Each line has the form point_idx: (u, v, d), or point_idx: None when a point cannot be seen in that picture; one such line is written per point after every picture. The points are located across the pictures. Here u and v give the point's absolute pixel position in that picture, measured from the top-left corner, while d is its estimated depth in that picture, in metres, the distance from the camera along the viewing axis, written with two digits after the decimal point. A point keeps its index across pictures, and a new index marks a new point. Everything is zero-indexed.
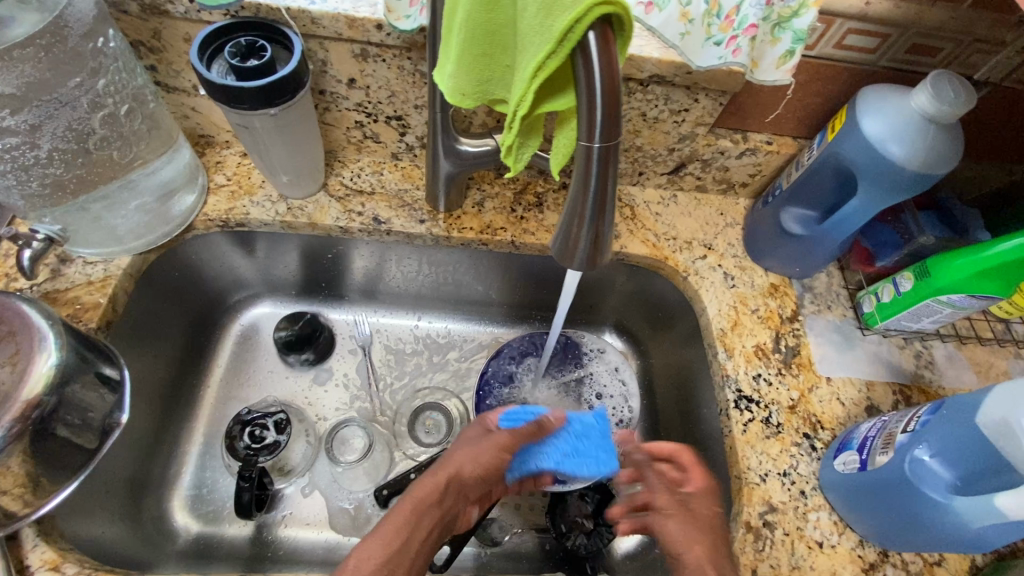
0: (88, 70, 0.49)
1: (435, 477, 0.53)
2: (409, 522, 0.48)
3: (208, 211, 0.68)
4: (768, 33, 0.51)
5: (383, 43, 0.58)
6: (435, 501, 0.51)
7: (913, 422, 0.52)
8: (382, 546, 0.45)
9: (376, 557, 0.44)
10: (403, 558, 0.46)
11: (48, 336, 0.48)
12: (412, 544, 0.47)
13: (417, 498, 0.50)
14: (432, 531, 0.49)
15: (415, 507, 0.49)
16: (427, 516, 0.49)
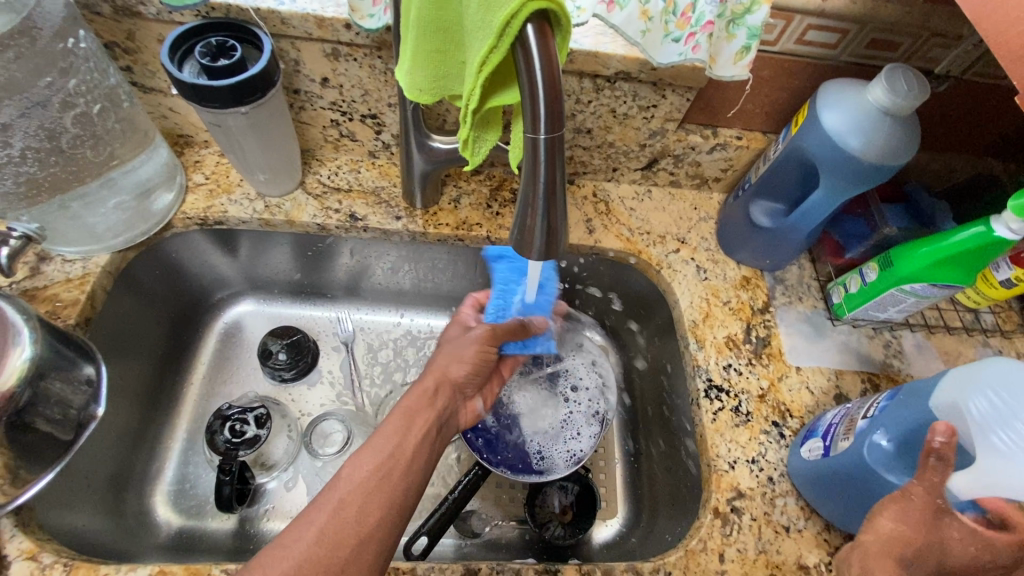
0: (59, 71, 0.50)
1: (421, 389, 0.60)
2: (401, 430, 0.55)
3: (187, 209, 0.69)
4: (724, 30, 0.52)
5: (353, 43, 0.59)
6: (429, 407, 0.59)
7: (872, 408, 0.54)
8: (374, 453, 0.52)
9: (368, 464, 0.51)
10: (398, 456, 0.53)
11: (23, 331, 0.49)
12: (407, 445, 0.54)
13: (408, 407, 0.57)
14: (429, 433, 0.57)
15: (405, 413, 0.57)
16: (420, 420, 0.57)
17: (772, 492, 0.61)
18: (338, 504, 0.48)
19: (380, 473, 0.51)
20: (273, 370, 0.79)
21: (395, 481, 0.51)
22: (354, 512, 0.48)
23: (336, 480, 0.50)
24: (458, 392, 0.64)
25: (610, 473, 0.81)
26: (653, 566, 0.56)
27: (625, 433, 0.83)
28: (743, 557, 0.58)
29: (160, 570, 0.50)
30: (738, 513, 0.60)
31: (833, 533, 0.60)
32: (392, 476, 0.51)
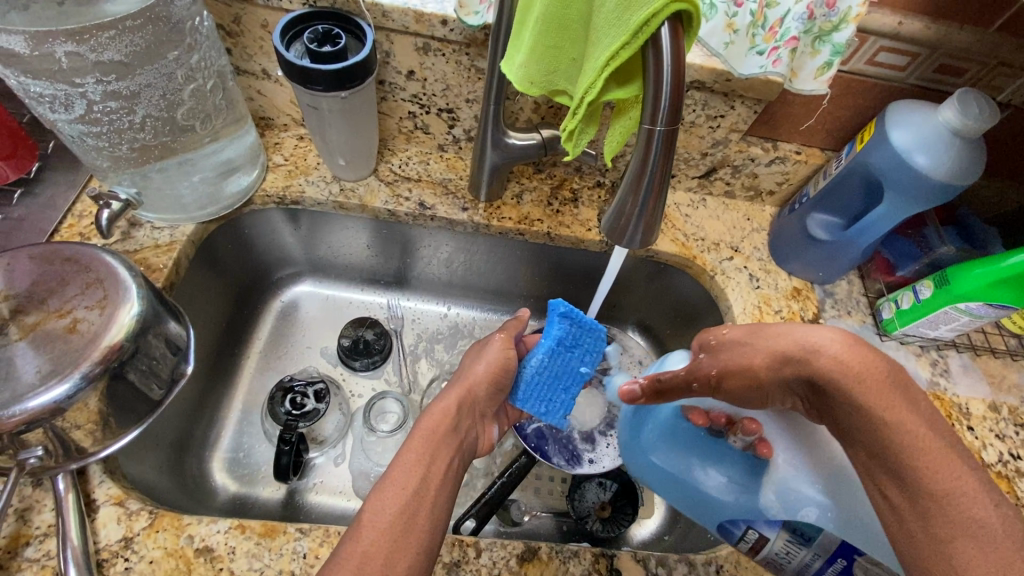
0: (185, 46, 0.53)
1: (437, 415, 0.58)
2: (424, 460, 0.53)
3: (267, 187, 0.72)
4: (809, 45, 0.55)
5: (445, 38, 0.63)
6: (449, 433, 0.57)
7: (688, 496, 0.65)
8: (399, 489, 0.49)
9: (391, 507, 0.48)
10: (426, 490, 0.50)
11: (131, 287, 0.52)
12: (431, 480, 0.52)
13: (426, 433, 0.56)
14: (449, 462, 0.55)
15: (426, 442, 0.55)
16: (440, 450, 0.55)
17: None
18: (363, 556, 0.44)
19: (405, 513, 0.48)
20: (364, 361, 0.82)
21: (422, 520, 0.48)
22: (384, 555, 0.45)
23: (360, 525, 0.47)
24: (478, 413, 0.63)
25: None
26: (706, 559, 0.57)
27: None
28: None
29: (239, 524, 0.52)
30: None
31: None
32: (418, 518, 0.48)
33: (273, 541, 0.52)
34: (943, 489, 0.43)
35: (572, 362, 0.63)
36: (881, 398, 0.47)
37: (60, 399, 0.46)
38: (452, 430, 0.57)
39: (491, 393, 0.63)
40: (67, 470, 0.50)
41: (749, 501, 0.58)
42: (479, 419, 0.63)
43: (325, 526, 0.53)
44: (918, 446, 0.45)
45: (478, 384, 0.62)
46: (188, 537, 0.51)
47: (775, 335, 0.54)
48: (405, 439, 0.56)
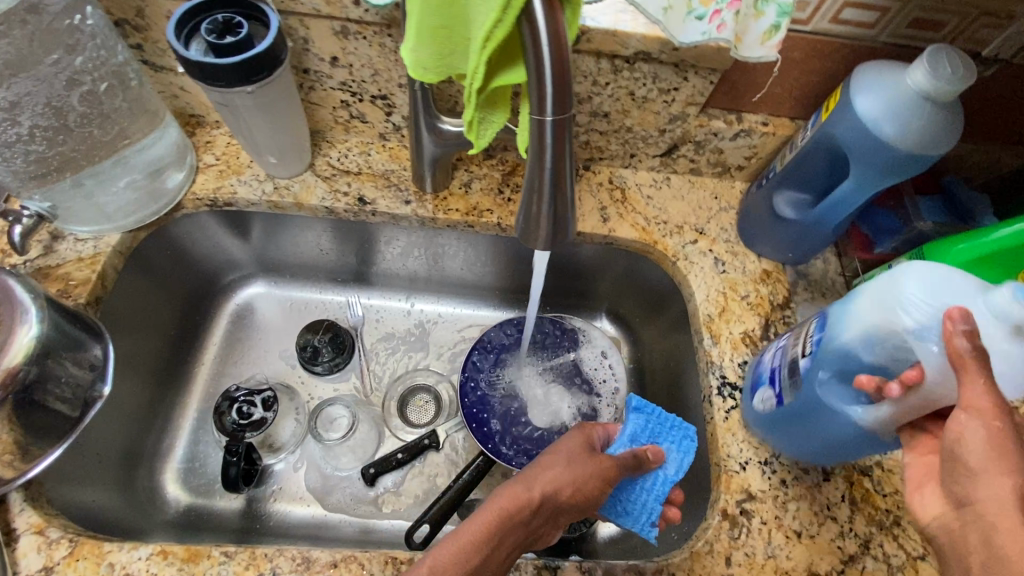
0: (65, 47, 0.50)
1: (529, 492, 0.51)
2: (489, 540, 0.47)
3: (197, 189, 0.69)
4: (752, 6, 0.49)
5: (362, 20, 0.58)
6: (525, 519, 0.50)
7: (809, 343, 0.54)
8: (454, 559, 0.45)
9: (451, 570, 0.45)
10: (478, 575, 0.46)
11: (30, 310, 0.49)
12: (493, 557, 0.47)
13: (505, 509, 0.49)
14: (513, 547, 0.49)
15: (498, 524, 0.48)
16: (511, 536, 0.48)
17: (784, 496, 0.59)
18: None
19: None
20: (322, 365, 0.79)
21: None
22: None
23: (415, 575, 0.44)
24: (560, 513, 0.53)
25: None
26: (656, 566, 0.55)
27: None
28: (751, 561, 0.56)
29: (162, 549, 0.50)
30: (748, 516, 0.58)
31: (846, 540, 0.57)
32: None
33: (197, 565, 0.50)
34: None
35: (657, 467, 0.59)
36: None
37: None
38: (531, 521, 0.50)
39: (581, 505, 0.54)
40: None
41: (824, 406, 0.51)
42: (557, 521, 0.53)
43: (253, 548, 0.51)
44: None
45: (566, 475, 0.53)
46: (110, 565, 0.49)
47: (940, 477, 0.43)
48: (478, 507, 0.49)
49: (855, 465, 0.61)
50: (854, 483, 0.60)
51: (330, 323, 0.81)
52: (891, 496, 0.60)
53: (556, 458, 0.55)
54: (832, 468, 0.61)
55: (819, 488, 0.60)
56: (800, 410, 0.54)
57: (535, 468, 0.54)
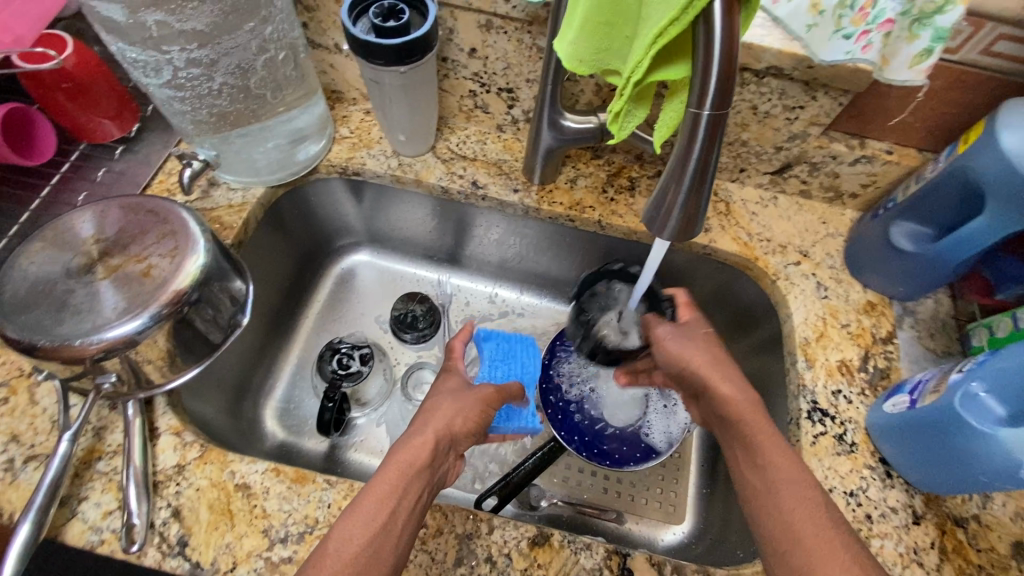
0: (260, 18, 0.57)
1: (421, 439, 0.53)
2: (392, 496, 0.48)
3: (332, 157, 0.76)
4: (906, 29, 0.48)
5: (507, 16, 0.62)
6: (425, 466, 0.51)
7: (970, 363, 0.53)
8: (364, 526, 0.46)
9: (358, 538, 0.45)
10: (389, 532, 0.46)
11: (200, 242, 0.56)
12: (399, 514, 0.47)
13: (403, 463, 0.50)
14: (420, 495, 0.50)
15: (401, 474, 0.49)
16: (414, 482, 0.50)
17: (868, 531, 0.57)
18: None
19: (370, 549, 0.45)
20: (412, 333, 0.85)
21: (387, 555, 0.45)
22: None
23: (322, 556, 0.44)
24: (452, 451, 0.56)
25: (684, 479, 0.79)
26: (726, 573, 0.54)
27: (706, 443, 0.81)
28: None
29: (274, 467, 0.56)
30: None
31: None
32: (382, 552, 0.45)
33: (303, 488, 0.55)
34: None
35: (515, 371, 0.81)
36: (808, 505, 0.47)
37: (133, 333, 0.51)
38: (431, 462, 0.51)
39: (469, 434, 0.57)
40: (136, 398, 0.56)
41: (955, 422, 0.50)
42: (452, 455, 0.56)
43: (350, 481, 0.56)
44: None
45: (449, 419, 0.56)
46: (230, 472, 0.56)
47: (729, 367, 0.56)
48: (378, 466, 0.50)
49: (948, 514, 0.58)
50: (946, 532, 0.57)
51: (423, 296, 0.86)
52: (986, 552, 0.57)
53: (441, 395, 0.59)
54: (923, 512, 0.59)
55: (906, 530, 0.57)
56: (928, 418, 0.53)
57: (417, 421, 0.56)
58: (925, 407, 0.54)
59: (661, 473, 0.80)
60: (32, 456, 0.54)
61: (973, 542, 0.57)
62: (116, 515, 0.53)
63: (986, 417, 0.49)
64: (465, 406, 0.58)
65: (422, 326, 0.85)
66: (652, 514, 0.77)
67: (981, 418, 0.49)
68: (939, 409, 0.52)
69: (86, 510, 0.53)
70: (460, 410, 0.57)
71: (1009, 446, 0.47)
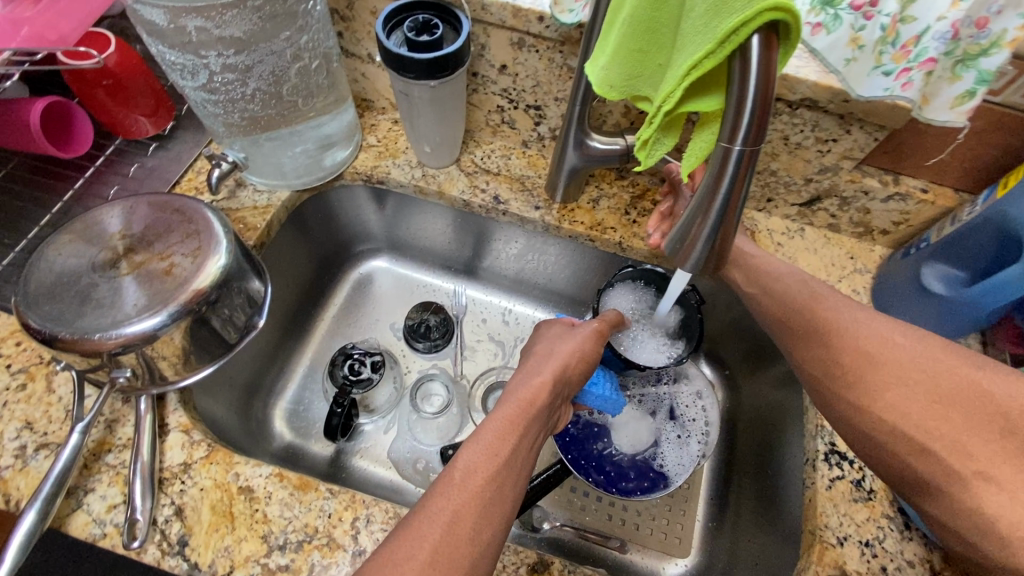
0: (296, 27, 0.58)
1: (539, 382, 0.55)
2: (514, 433, 0.50)
3: (357, 165, 0.77)
4: (948, 69, 0.47)
5: (540, 35, 0.62)
6: (543, 407, 0.54)
7: None
8: (489, 457, 0.48)
9: (482, 471, 0.47)
10: (509, 469, 0.48)
11: (222, 242, 0.57)
12: (518, 451, 0.50)
13: (523, 403, 0.53)
14: (535, 437, 0.53)
15: (521, 413, 0.52)
16: (533, 422, 0.53)
17: None
18: (452, 516, 0.43)
19: (494, 481, 0.46)
20: (425, 344, 0.84)
21: (508, 492, 0.47)
22: (473, 520, 0.44)
23: (449, 483, 0.46)
24: (565, 393, 0.59)
25: (691, 511, 0.77)
26: None
27: (715, 476, 0.79)
28: None
29: (279, 472, 0.56)
30: None
31: None
32: (503, 485, 0.47)
33: (305, 495, 0.55)
34: (981, 470, 0.44)
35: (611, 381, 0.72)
36: (926, 385, 0.49)
37: (153, 329, 0.52)
38: (547, 404, 0.54)
39: (579, 378, 0.60)
40: (149, 394, 0.57)
41: None
42: (562, 403, 0.60)
43: (353, 492, 0.56)
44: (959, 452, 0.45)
45: (566, 359, 0.59)
46: (235, 474, 0.56)
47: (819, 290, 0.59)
48: (498, 406, 0.53)
49: None
50: None
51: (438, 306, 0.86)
52: None
53: (552, 341, 0.63)
54: (942, 569, 0.55)
55: None
56: None
57: (534, 360, 0.60)
58: None
59: (668, 505, 0.78)
60: (43, 445, 0.55)
61: None
62: (120, 510, 0.53)
63: None
64: (584, 350, 0.62)
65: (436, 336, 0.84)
66: (656, 545, 0.75)
67: None
68: None
69: (92, 502, 0.53)
70: (576, 352, 0.60)
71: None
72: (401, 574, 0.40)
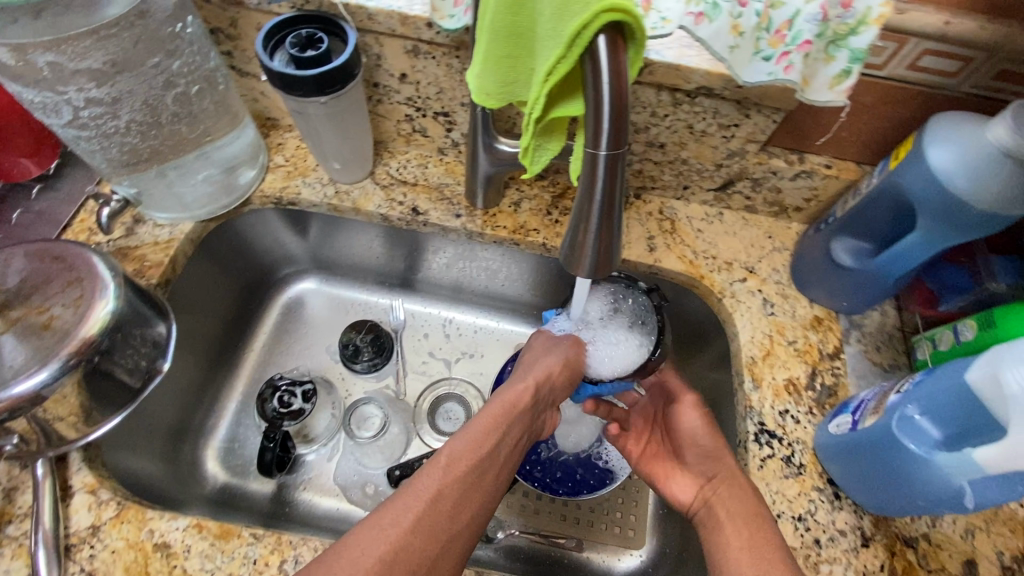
0: (166, 51, 0.54)
1: (524, 383, 0.60)
2: (497, 430, 0.56)
3: (265, 188, 0.73)
4: (822, 51, 0.48)
5: (433, 41, 0.61)
6: (525, 409, 0.59)
7: (907, 383, 0.52)
8: (473, 450, 0.53)
9: (466, 459, 0.52)
10: (492, 461, 0.54)
11: (109, 286, 0.53)
12: (501, 446, 0.55)
13: (508, 403, 0.58)
14: (517, 435, 0.58)
15: (506, 412, 0.57)
16: (517, 422, 0.58)
17: (817, 556, 0.56)
18: (436, 495, 0.49)
19: (475, 470, 0.52)
20: (361, 365, 0.82)
21: (489, 481, 0.53)
22: (453, 500, 0.49)
23: (436, 465, 0.51)
24: (552, 396, 0.62)
25: (642, 501, 0.78)
26: None
27: None
28: None
29: (198, 522, 0.53)
30: None
31: None
32: (483, 475, 0.52)
33: (227, 543, 0.52)
34: None
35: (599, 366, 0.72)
36: (751, 525, 0.54)
37: (38, 388, 0.48)
38: (529, 406, 0.59)
39: (564, 385, 0.63)
40: (46, 457, 0.53)
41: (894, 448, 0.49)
42: (549, 406, 0.64)
43: (279, 533, 0.54)
44: (743, 565, 0.51)
45: (550, 368, 0.62)
46: (150, 531, 0.52)
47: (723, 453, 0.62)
48: (485, 403, 0.58)
49: (897, 534, 0.57)
50: (896, 553, 0.57)
51: (372, 324, 0.84)
52: (936, 572, 0.56)
53: (538, 349, 0.65)
54: (871, 533, 0.57)
55: (856, 554, 0.56)
56: (869, 441, 0.52)
57: (522, 365, 0.64)
58: (867, 429, 0.53)
59: (619, 498, 0.78)
60: None
61: (923, 562, 0.56)
62: None
63: (924, 440, 0.48)
64: (569, 357, 0.63)
65: (372, 355, 0.82)
66: (611, 540, 0.75)
67: (920, 441, 0.48)
68: (880, 433, 0.51)
69: None
70: (562, 362, 0.62)
71: (945, 471, 0.46)
72: (388, 536, 0.45)
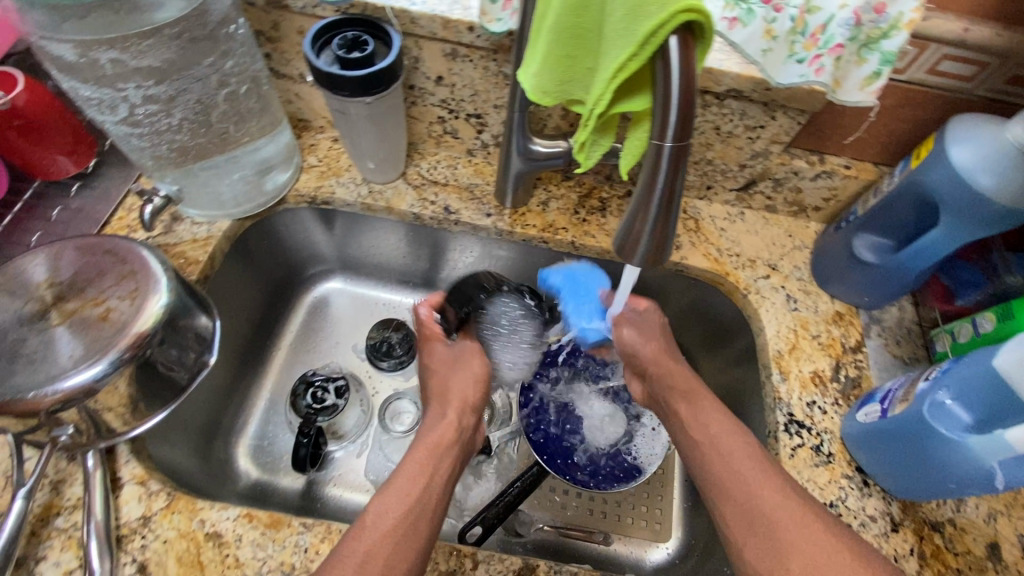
0: (219, 52, 0.56)
1: (444, 421, 0.61)
2: (424, 472, 0.54)
3: (299, 187, 0.74)
4: (854, 53, 0.50)
5: (472, 44, 0.63)
6: (450, 445, 0.58)
7: (934, 371, 0.54)
8: (399, 502, 0.51)
9: (393, 513, 0.50)
10: (421, 507, 0.51)
11: (161, 280, 0.54)
12: (431, 490, 0.53)
13: (428, 447, 0.57)
14: (448, 475, 0.56)
15: (428, 455, 0.56)
16: (441, 463, 0.56)
17: None
18: (364, 556, 0.46)
19: (405, 520, 0.49)
20: (390, 362, 0.83)
21: (422, 527, 0.50)
22: (385, 555, 0.47)
23: (360, 528, 0.49)
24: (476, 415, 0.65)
25: (668, 495, 0.79)
26: None
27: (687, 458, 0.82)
28: None
29: (247, 513, 0.54)
30: None
31: None
32: (417, 523, 0.50)
33: (278, 532, 0.53)
34: None
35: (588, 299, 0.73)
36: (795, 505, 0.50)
37: (93, 381, 0.49)
38: (453, 441, 0.59)
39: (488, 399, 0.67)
40: (97, 448, 0.54)
41: (924, 432, 0.52)
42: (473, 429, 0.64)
43: (327, 523, 0.55)
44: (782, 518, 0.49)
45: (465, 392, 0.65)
46: (201, 521, 0.53)
47: (746, 454, 0.54)
48: (409, 451, 0.57)
49: (925, 519, 0.59)
50: (924, 537, 0.58)
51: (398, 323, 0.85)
52: (963, 555, 0.58)
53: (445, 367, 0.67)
54: (900, 518, 0.59)
55: (886, 538, 0.58)
56: (900, 427, 0.55)
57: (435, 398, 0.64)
58: (897, 416, 0.55)
59: (646, 492, 0.79)
60: None
61: (950, 546, 0.58)
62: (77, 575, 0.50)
63: (954, 424, 0.50)
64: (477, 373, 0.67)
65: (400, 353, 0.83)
66: (640, 532, 0.76)
67: (949, 425, 0.50)
68: (910, 419, 0.53)
69: (45, 571, 0.50)
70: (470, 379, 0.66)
71: (976, 453, 0.49)
72: None
